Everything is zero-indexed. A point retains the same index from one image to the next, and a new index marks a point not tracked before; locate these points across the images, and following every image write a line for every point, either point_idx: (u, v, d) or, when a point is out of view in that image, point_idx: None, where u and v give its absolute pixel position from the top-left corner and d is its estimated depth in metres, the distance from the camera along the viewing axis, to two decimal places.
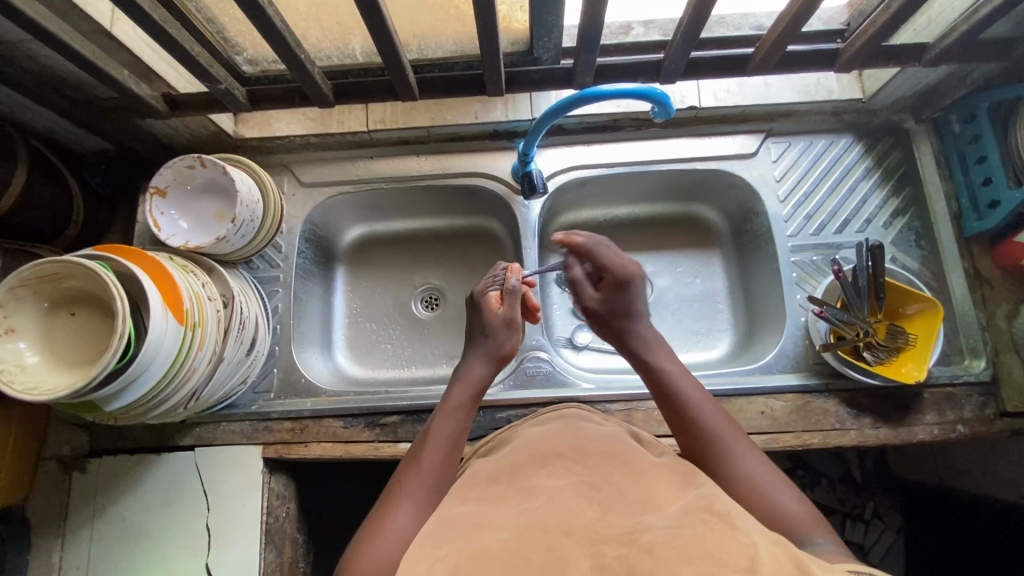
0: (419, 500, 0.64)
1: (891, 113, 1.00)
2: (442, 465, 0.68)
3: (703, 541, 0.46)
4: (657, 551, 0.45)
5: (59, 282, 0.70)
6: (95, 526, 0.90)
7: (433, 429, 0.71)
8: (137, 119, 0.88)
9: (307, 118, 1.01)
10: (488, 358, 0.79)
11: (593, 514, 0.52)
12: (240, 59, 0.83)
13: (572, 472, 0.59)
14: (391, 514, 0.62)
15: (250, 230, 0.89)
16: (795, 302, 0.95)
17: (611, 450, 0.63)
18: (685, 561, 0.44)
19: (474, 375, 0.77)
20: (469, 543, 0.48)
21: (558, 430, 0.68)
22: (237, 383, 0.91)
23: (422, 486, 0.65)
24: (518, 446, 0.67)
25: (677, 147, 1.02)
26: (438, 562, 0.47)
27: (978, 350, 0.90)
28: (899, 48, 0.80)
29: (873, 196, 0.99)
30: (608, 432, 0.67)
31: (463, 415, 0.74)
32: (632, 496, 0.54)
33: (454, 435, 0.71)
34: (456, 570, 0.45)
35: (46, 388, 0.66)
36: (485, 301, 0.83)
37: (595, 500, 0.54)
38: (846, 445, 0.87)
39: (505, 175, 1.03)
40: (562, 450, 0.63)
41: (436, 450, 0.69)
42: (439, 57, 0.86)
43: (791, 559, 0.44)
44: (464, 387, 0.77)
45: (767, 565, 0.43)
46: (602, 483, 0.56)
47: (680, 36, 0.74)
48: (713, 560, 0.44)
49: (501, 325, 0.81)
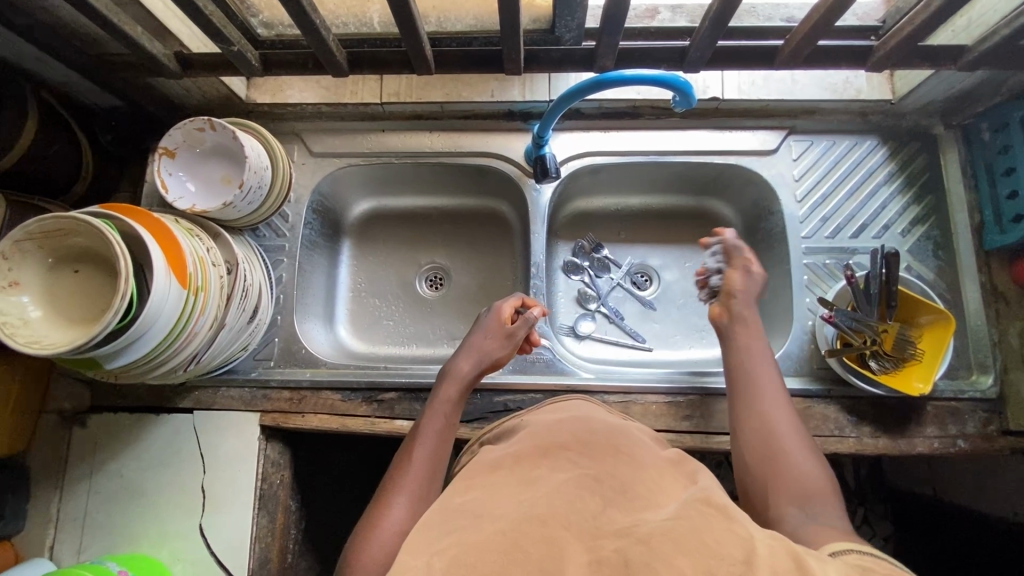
0: (415, 493, 0.65)
1: (920, 117, 0.97)
2: (432, 459, 0.70)
3: (701, 534, 0.46)
4: (653, 542, 0.45)
5: (64, 238, 0.70)
6: (94, 480, 0.92)
7: (423, 425, 0.73)
8: (150, 78, 0.87)
9: (321, 87, 0.99)
10: (478, 359, 0.80)
11: (593, 508, 0.50)
12: (255, 21, 0.82)
13: (575, 465, 0.57)
14: (387, 510, 0.63)
15: (258, 197, 0.89)
16: (805, 305, 0.94)
17: (616, 443, 0.62)
18: (683, 553, 0.44)
19: (461, 371, 0.79)
20: (469, 534, 0.47)
21: (564, 424, 0.67)
22: (239, 349, 0.91)
23: (417, 480, 0.67)
24: (522, 438, 0.65)
25: (696, 139, 0.99)
26: (437, 553, 0.46)
27: (986, 364, 0.89)
28: (935, 49, 0.77)
29: (893, 202, 0.96)
30: (614, 429, 0.66)
31: (451, 410, 0.76)
32: (634, 492, 0.53)
33: (444, 432, 0.73)
34: (454, 561, 0.44)
35: (47, 342, 0.66)
36: (498, 312, 0.85)
37: (598, 490, 0.52)
38: (844, 452, 0.86)
39: (518, 157, 1.01)
40: (567, 443, 0.61)
41: (427, 446, 0.70)
42: (458, 31, 0.83)
43: (787, 553, 0.45)
44: (452, 384, 0.78)
45: (763, 559, 0.43)
46: (605, 476, 0.55)
47: (709, 23, 0.71)
48: (711, 554, 0.44)
49: (501, 336, 0.83)
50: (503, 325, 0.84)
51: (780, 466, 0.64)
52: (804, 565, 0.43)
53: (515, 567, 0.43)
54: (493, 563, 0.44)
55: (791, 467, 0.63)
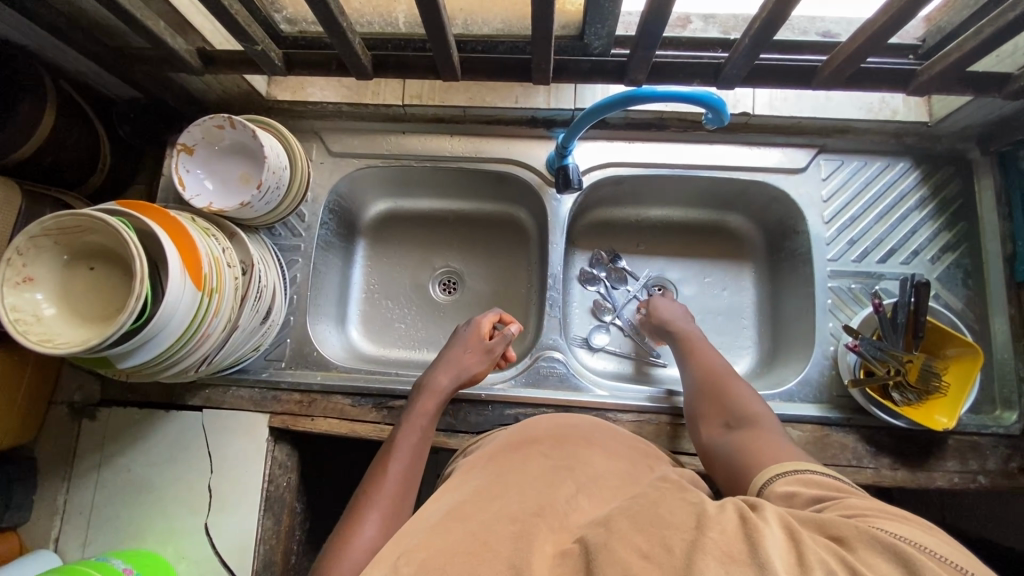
0: (388, 511, 0.64)
1: (956, 141, 0.94)
2: (407, 474, 0.70)
3: (655, 508, 0.44)
4: (613, 523, 0.43)
5: (80, 234, 0.69)
6: (101, 474, 0.92)
7: (399, 440, 0.74)
8: (170, 72, 0.86)
9: (342, 86, 0.97)
10: (454, 372, 0.83)
11: (568, 491, 0.53)
12: (279, 17, 0.80)
13: (547, 457, 0.60)
14: (359, 527, 0.62)
15: (275, 198, 0.87)
16: (827, 329, 0.92)
17: (588, 436, 0.67)
18: (639, 530, 0.41)
19: (439, 385, 0.81)
20: (439, 538, 0.46)
21: (535, 422, 0.71)
22: (251, 349, 0.90)
23: (390, 497, 0.66)
24: (495, 437, 0.69)
25: (723, 154, 0.97)
26: (404, 559, 0.44)
27: (1011, 400, 0.87)
28: (980, 75, 0.74)
29: (923, 228, 0.93)
30: (580, 422, 0.72)
31: (427, 425, 0.77)
32: (605, 479, 0.56)
33: (418, 446, 0.74)
34: (423, 566, 0.42)
35: (62, 342, 0.65)
36: (476, 325, 0.88)
37: (574, 477, 0.56)
38: (861, 483, 0.84)
39: (539, 165, 0.99)
40: (539, 437, 0.66)
41: (402, 462, 0.71)
42: (485, 34, 0.81)
43: (736, 510, 0.42)
44: (430, 396, 0.80)
45: (713, 520, 0.41)
46: (576, 465, 0.59)
47: (749, 39, 0.69)
48: (664, 524, 0.42)
49: (480, 350, 0.86)
50: (480, 337, 0.87)
51: (752, 437, 0.67)
52: (751, 522, 0.41)
53: (485, 566, 0.41)
54: (460, 564, 0.42)
55: (739, 412, 0.71)
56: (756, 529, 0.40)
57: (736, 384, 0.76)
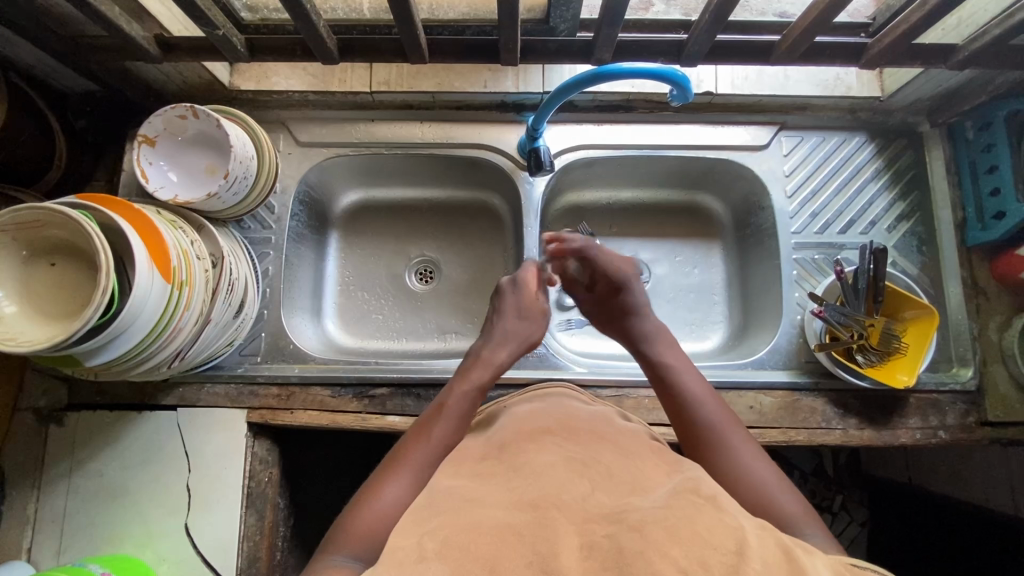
0: (419, 473, 0.63)
1: (907, 115, 0.99)
2: (449, 440, 0.67)
3: (694, 522, 0.46)
4: (646, 530, 0.45)
5: (38, 229, 0.66)
6: (73, 480, 0.89)
7: (448, 402, 0.70)
8: (126, 61, 0.83)
9: (307, 74, 0.96)
10: (512, 347, 0.80)
11: (581, 490, 0.52)
12: (240, 6, 0.80)
13: (562, 448, 0.60)
14: (392, 479, 0.62)
15: (243, 188, 0.86)
16: (794, 299, 0.95)
17: (598, 430, 0.65)
18: (676, 542, 0.44)
19: (495, 359, 0.78)
20: (461, 517, 0.49)
21: (544, 410, 0.70)
22: (224, 344, 0.88)
23: (426, 456, 0.65)
24: (505, 422, 0.69)
25: (689, 132, 0.99)
26: (428, 536, 0.47)
27: (967, 358, 0.91)
28: (927, 48, 0.78)
29: (880, 198, 0.98)
30: (593, 415, 0.70)
31: (478, 393, 0.73)
32: (620, 477, 0.55)
33: (466, 413, 0.70)
34: (447, 544, 0.45)
35: (23, 340, 0.63)
36: (527, 282, 0.86)
37: (586, 476, 0.54)
38: (830, 443, 0.88)
39: (510, 150, 1.00)
40: (552, 427, 0.65)
41: (448, 423, 0.68)
42: (451, 19, 0.82)
43: (778, 546, 0.45)
44: (485, 367, 0.76)
45: (755, 549, 0.44)
46: (591, 460, 0.57)
47: (709, 16, 0.71)
48: (704, 544, 0.44)
49: (536, 314, 0.84)
50: (532, 300, 0.85)
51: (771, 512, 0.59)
52: (795, 560, 0.44)
53: (509, 551, 0.44)
54: (487, 545, 0.45)
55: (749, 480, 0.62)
56: (800, 568, 0.43)
57: (730, 439, 0.66)
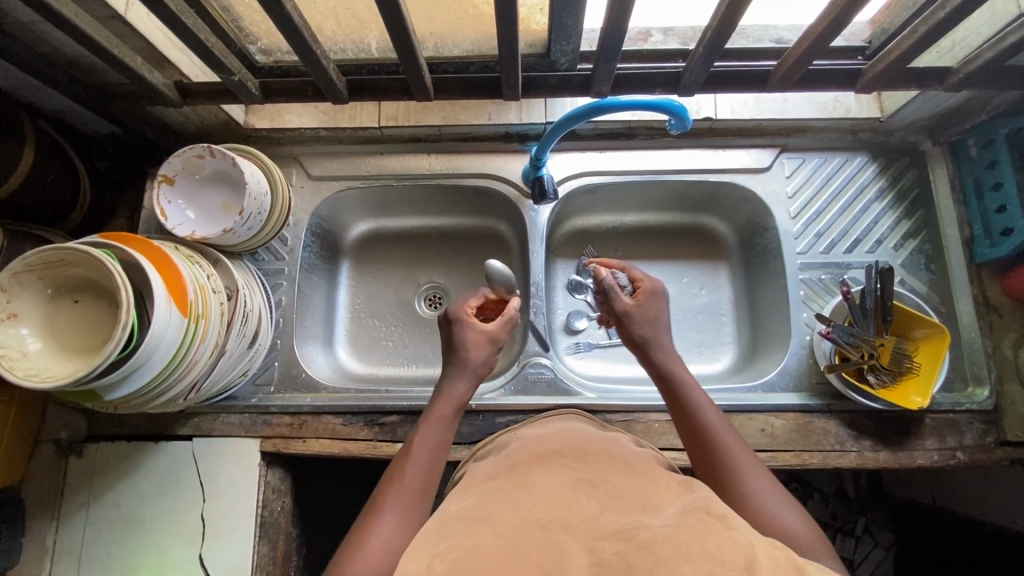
0: (402, 511, 0.63)
1: (908, 134, 0.99)
2: (425, 477, 0.68)
3: (701, 540, 0.46)
4: (656, 548, 0.45)
5: (63, 268, 0.69)
6: (91, 510, 0.90)
7: (417, 441, 0.71)
8: (149, 106, 0.88)
9: (319, 112, 1.00)
10: (468, 376, 0.78)
11: (591, 510, 0.52)
12: (254, 49, 0.82)
13: (571, 470, 0.60)
14: (373, 526, 0.61)
15: (257, 223, 0.88)
16: (802, 320, 0.95)
17: (609, 452, 0.65)
18: (685, 558, 0.44)
19: (454, 391, 0.77)
20: (467, 538, 0.49)
21: (555, 433, 0.71)
22: (238, 375, 0.90)
23: (405, 497, 0.65)
24: (513, 449, 0.68)
25: (691, 158, 1.01)
26: (437, 557, 0.46)
27: (982, 377, 0.90)
28: (921, 71, 0.79)
29: (885, 217, 0.98)
30: (605, 438, 0.70)
31: (443, 429, 0.74)
32: (629, 497, 0.55)
33: (436, 449, 0.71)
34: (455, 565, 0.45)
35: (48, 375, 0.65)
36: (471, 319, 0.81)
37: (595, 497, 0.54)
38: (845, 466, 0.87)
39: (515, 178, 1.03)
40: (562, 450, 0.65)
41: (419, 465, 0.68)
42: (455, 56, 0.84)
43: (789, 562, 0.45)
44: (444, 402, 0.76)
45: (764, 564, 0.44)
46: (601, 482, 0.57)
47: (703, 48, 0.73)
48: (713, 559, 0.44)
49: (487, 344, 0.80)
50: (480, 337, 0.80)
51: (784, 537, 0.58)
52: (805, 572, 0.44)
53: (515, 569, 0.44)
54: (494, 567, 0.45)
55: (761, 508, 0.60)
56: None
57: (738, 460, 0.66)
